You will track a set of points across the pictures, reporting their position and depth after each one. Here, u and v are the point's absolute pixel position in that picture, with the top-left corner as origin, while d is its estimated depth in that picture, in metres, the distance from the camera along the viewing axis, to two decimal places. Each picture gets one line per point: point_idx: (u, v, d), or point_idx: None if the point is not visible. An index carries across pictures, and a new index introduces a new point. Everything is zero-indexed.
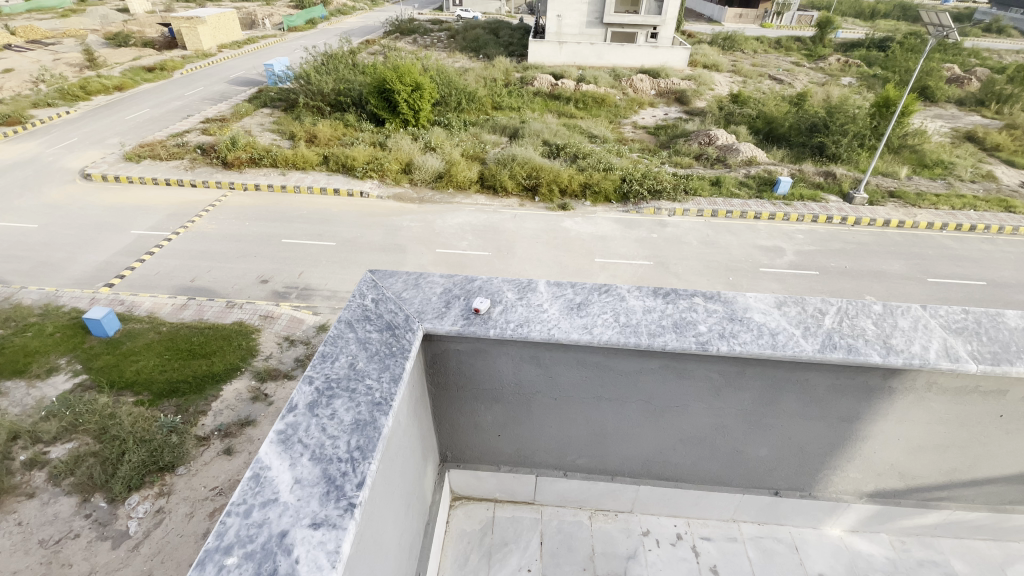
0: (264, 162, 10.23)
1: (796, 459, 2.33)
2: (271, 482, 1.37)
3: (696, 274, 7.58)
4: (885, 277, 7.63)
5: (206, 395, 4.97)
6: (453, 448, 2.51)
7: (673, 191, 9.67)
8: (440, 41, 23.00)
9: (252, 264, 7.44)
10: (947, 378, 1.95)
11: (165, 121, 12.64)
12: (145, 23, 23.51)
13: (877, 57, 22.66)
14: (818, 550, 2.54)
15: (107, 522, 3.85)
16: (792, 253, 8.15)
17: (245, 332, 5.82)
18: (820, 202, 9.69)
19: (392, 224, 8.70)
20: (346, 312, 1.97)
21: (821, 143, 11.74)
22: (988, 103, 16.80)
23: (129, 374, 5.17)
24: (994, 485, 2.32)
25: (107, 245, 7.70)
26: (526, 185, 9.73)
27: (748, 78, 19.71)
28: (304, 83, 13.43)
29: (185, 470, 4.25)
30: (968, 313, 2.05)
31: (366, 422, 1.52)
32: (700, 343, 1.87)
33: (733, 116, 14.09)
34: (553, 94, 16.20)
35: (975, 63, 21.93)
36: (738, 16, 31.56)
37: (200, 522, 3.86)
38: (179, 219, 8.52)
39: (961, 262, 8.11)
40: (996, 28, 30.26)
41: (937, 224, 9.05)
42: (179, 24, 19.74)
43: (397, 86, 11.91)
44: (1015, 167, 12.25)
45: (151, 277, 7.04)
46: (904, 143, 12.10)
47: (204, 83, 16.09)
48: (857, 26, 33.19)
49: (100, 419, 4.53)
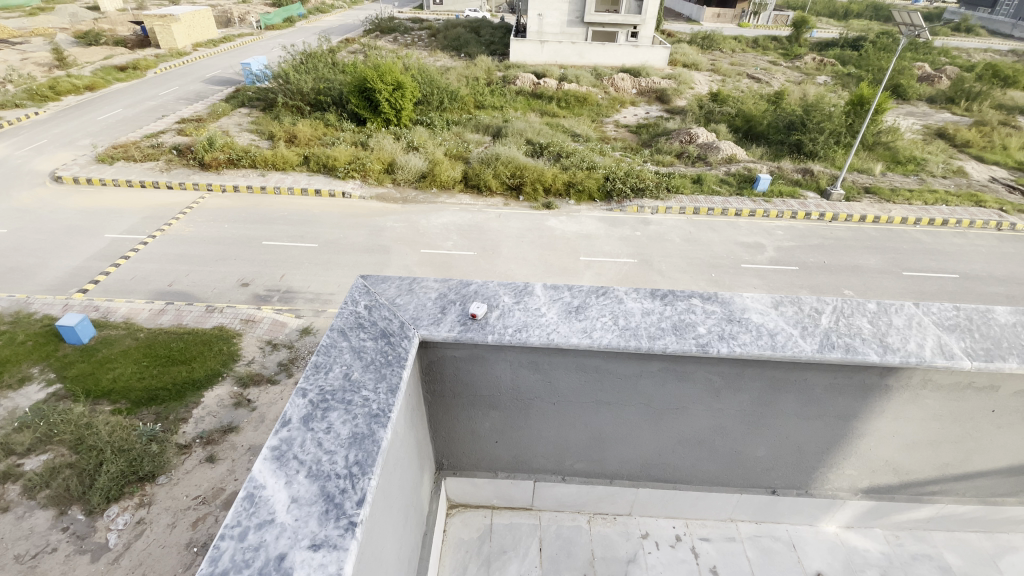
0: (243, 162, 10.02)
1: (793, 458, 2.34)
2: (267, 501, 1.31)
3: (679, 271, 7.63)
4: (863, 272, 7.77)
5: (187, 402, 4.84)
6: (449, 456, 2.45)
7: (655, 189, 9.71)
8: (421, 40, 22.81)
9: (232, 267, 7.26)
10: (941, 375, 1.96)
11: (139, 121, 12.30)
12: (117, 21, 22.84)
13: (851, 56, 23.19)
14: (815, 547, 2.55)
15: (86, 534, 3.71)
16: (772, 250, 8.27)
17: (226, 336, 5.68)
18: (799, 199, 9.86)
19: (375, 224, 8.59)
20: (337, 320, 1.90)
21: (799, 141, 11.93)
22: (957, 100, 17.28)
23: (106, 382, 5.00)
24: (984, 478, 2.35)
25: (81, 250, 7.45)
26: (510, 184, 9.71)
27: (727, 77, 19.98)
28: (281, 82, 13.13)
29: (167, 479, 4.12)
30: (959, 310, 2.08)
31: (363, 436, 1.47)
32: (700, 344, 1.85)
33: (713, 115, 14.24)
34: (535, 93, 16.21)
35: (945, 62, 22.52)
36: (716, 16, 31.94)
37: (183, 533, 3.74)
38: (156, 223, 8.27)
39: (934, 255, 8.31)
40: (965, 27, 31.28)
41: (910, 219, 9.27)
42: (153, 22, 19.26)
43: (379, 85, 11.77)
44: (985, 163, 12.59)
45: (127, 282, 6.83)
46: (879, 140, 12.34)
47: (179, 82, 15.70)
48: (832, 26, 33.67)
49: (76, 428, 4.36)
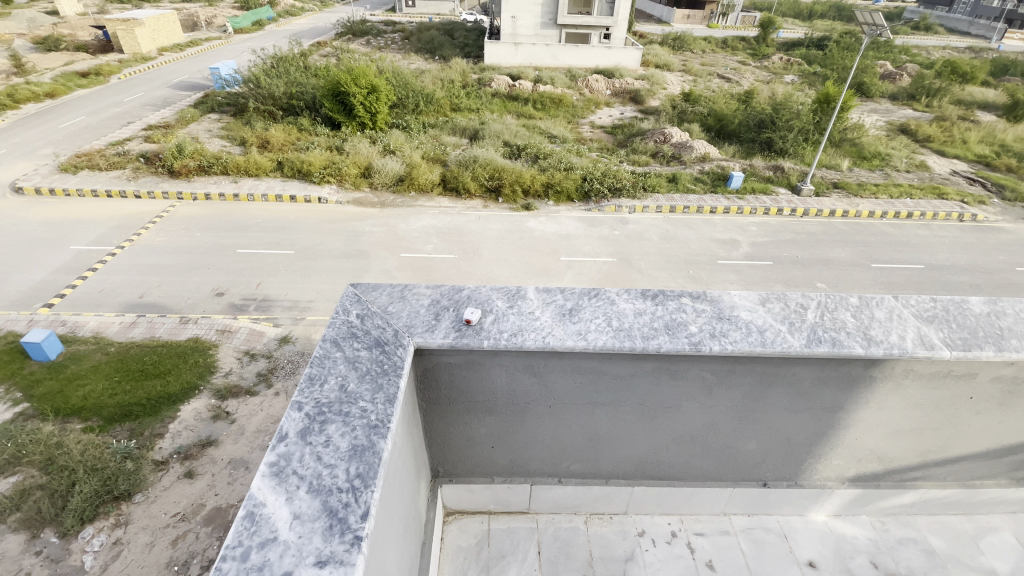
0: (214, 169, 9.78)
1: (783, 450, 2.39)
2: (268, 519, 1.28)
3: (658, 269, 7.73)
4: (834, 265, 7.98)
5: (163, 417, 4.70)
6: (445, 463, 2.43)
7: (632, 188, 9.83)
8: (395, 43, 22.67)
9: (206, 276, 7.09)
10: (922, 365, 2.03)
11: (103, 129, 11.92)
12: (77, 26, 22.14)
13: (816, 55, 23.88)
14: (805, 536, 2.61)
15: (60, 558, 3.57)
16: (747, 246, 8.44)
17: (201, 348, 5.54)
18: (770, 195, 10.10)
19: (353, 229, 8.49)
20: (330, 330, 1.87)
21: (769, 139, 12.23)
22: (918, 97, 17.91)
23: (76, 400, 4.82)
24: (964, 462, 2.44)
25: (44, 263, 7.17)
26: (488, 186, 9.70)
27: (698, 77, 20.37)
28: (252, 86, 12.87)
29: (144, 497, 4.00)
30: (936, 301, 2.15)
31: (364, 448, 1.45)
32: (693, 343, 1.88)
33: (685, 114, 14.47)
34: (511, 94, 16.25)
35: (906, 60, 23.35)
36: (686, 17, 32.50)
37: (162, 552, 3.63)
38: (124, 233, 8.01)
39: (900, 247, 8.59)
40: (924, 26, 32.53)
41: (877, 213, 9.56)
42: (116, 27, 18.71)
43: (353, 89, 11.63)
44: (947, 156, 13.06)
45: (95, 295, 6.59)
46: (845, 137, 12.74)
47: (145, 88, 15.29)
48: (798, 27, 34.47)
49: (46, 448, 4.16)
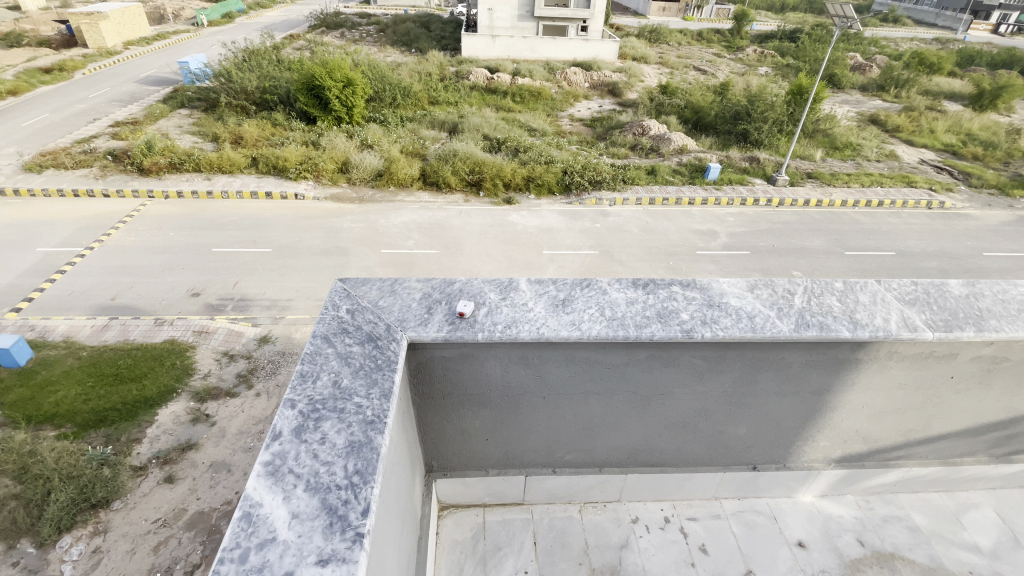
0: (186, 166, 9.51)
1: (772, 434, 2.44)
2: (266, 520, 1.24)
3: (638, 260, 7.79)
4: (808, 253, 8.15)
5: (139, 422, 4.57)
6: (439, 457, 2.42)
7: (612, 180, 9.88)
8: (370, 36, 22.29)
9: (181, 277, 6.91)
10: (905, 347, 2.08)
11: (68, 126, 11.50)
12: (38, 20, 21.29)
13: (789, 47, 24.28)
14: (794, 517, 2.67)
15: (37, 568, 3.43)
16: (725, 236, 8.56)
17: (178, 350, 5.40)
18: (747, 185, 10.27)
19: (332, 226, 8.35)
20: (320, 326, 1.83)
21: (745, 131, 12.40)
22: (887, 88, 18.34)
23: (48, 407, 4.65)
24: (943, 441, 2.52)
25: (10, 266, 6.90)
26: (469, 180, 9.64)
27: (675, 69, 20.52)
28: (224, 81, 12.56)
29: (122, 504, 3.89)
30: (917, 285, 2.20)
31: (361, 443, 1.42)
32: (685, 331, 1.90)
33: (663, 107, 14.57)
34: (489, 88, 16.15)
35: (874, 51, 23.88)
36: (661, 11, 32.73)
37: (144, 559, 3.54)
38: (93, 233, 7.75)
39: (872, 235, 8.82)
40: (892, 19, 33.41)
41: (849, 202, 9.80)
42: (79, 20, 17.97)
43: (328, 83, 11.41)
44: (915, 146, 13.44)
45: (65, 298, 6.37)
46: (818, 128, 13.00)
47: (110, 83, 14.78)
48: (771, 19, 34.96)
49: (18, 457, 3.96)
